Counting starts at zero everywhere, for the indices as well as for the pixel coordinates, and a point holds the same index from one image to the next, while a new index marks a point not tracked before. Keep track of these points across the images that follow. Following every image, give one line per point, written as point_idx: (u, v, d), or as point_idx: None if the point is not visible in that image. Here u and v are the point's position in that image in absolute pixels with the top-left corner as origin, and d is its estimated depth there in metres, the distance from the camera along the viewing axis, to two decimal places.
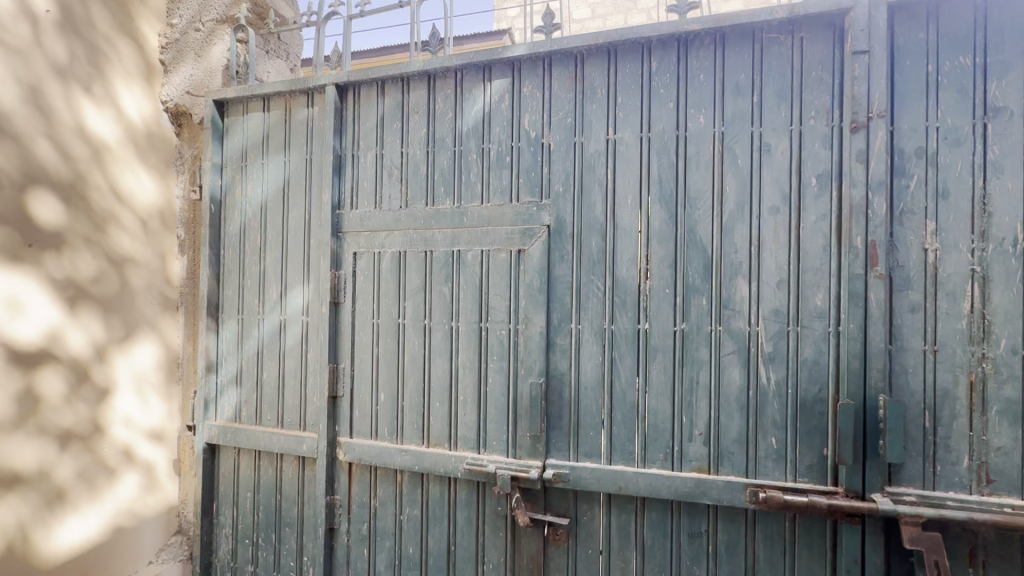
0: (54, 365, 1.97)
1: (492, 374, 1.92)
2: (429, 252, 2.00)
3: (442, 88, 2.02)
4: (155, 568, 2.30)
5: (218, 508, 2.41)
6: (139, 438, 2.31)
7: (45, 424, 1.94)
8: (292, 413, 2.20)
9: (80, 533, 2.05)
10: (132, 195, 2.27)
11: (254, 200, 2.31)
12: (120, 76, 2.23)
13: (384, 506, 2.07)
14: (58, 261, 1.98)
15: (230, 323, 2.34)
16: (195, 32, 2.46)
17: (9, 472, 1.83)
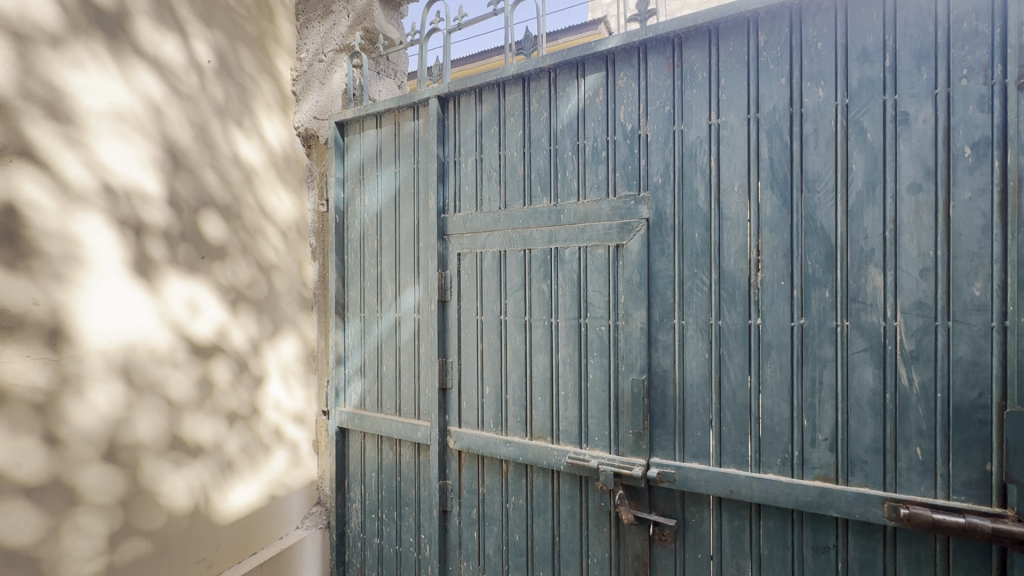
0: (222, 357, 2.37)
1: (593, 370, 1.92)
2: (528, 251, 2.06)
3: (536, 89, 2.06)
4: (300, 532, 2.67)
5: (349, 484, 2.71)
6: (286, 419, 2.68)
7: (218, 405, 2.34)
8: (408, 402, 2.40)
9: (245, 497, 2.45)
10: (275, 211, 2.64)
11: (371, 209, 2.54)
12: (263, 110, 2.60)
13: (491, 494, 2.18)
14: (222, 270, 2.37)
15: (354, 321, 2.62)
16: (319, 63, 2.75)
17: (194, 444, 2.24)
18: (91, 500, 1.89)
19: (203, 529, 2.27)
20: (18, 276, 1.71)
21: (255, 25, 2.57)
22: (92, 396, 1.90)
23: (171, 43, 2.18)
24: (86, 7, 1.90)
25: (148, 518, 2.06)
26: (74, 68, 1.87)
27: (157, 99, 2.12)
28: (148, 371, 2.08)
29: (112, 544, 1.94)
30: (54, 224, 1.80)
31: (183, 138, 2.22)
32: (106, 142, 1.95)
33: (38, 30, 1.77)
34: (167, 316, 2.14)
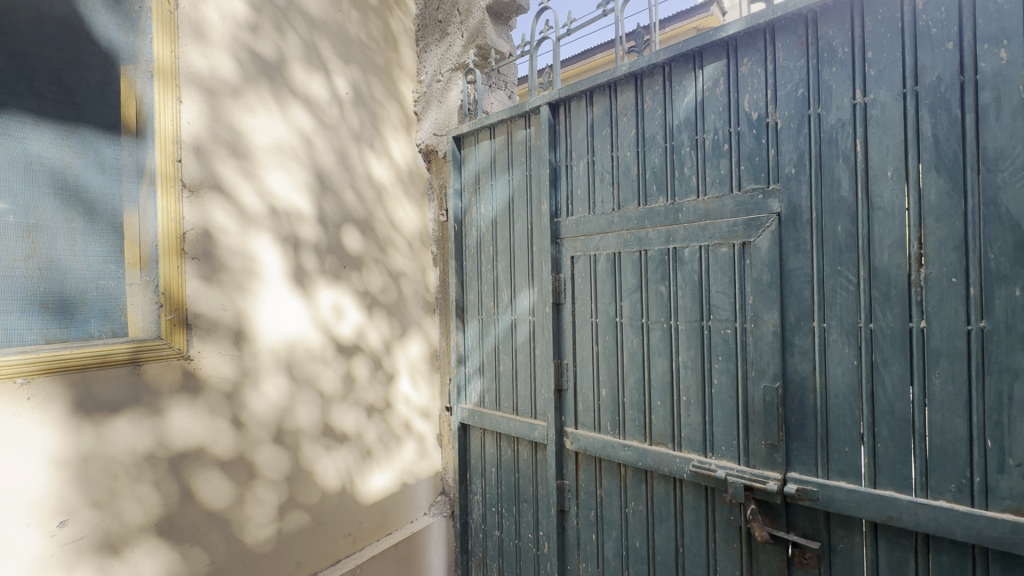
0: (361, 355, 2.66)
1: (718, 375, 1.82)
2: (644, 252, 2.02)
3: (649, 86, 2.01)
4: (428, 518, 2.89)
5: (471, 477, 2.86)
6: (414, 413, 2.92)
7: (359, 398, 2.63)
8: (525, 401, 2.47)
9: (381, 482, 2.72)
10: (402, 223, 2.89)
11: (486, 216, 2.66)
12: (391, 132, 2.86)
13: (609, 497, 2.17)
14: (360, 278, 2.66)
15: (473, 322, 2.76)
16: (437, 83, 2.94)
17: (341, 431, 2.55)
18: (266, 474, 2.24)
19: (349, 507, 2.56)
20: (212, 287, 2.09)
21: (383, 56, 2.84)
22: (265, 387, 2.25)
23: (317, 82, 2.50)
24: (255, 60, 2.26)
25: (306, 494, 2.38)
26: (248, 112, 2.23)
27: (308, 130, 2.46)
28: (305, 367, 2.40)
29: (280, 513, 2.28)
30: (236, 243, 2.17)
31: (329, 163, 2.53)
32: (271, 172, 2.30)
33: (223, 83, 2.15)
34: (318, 319, 2.46)
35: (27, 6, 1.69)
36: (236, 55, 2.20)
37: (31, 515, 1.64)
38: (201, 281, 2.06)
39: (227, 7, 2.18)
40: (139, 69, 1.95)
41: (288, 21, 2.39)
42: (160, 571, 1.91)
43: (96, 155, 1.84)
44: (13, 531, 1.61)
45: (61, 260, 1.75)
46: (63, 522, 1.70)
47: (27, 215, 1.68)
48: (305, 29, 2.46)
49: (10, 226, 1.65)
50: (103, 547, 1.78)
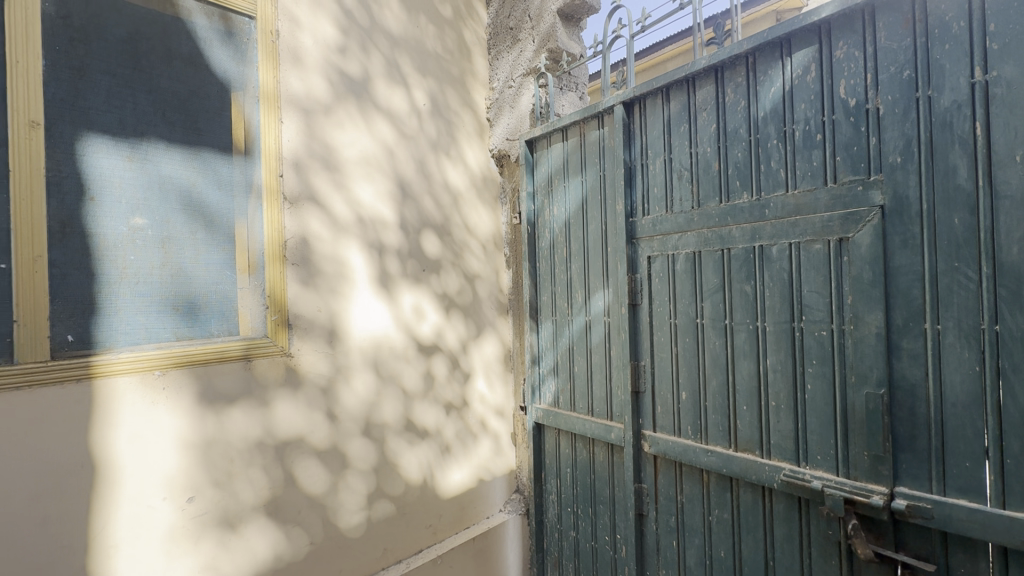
0: (440, 354, 2.77)
1: (812, 380, 1.72)
2: (727, 251, 1.94)
3: (731, 79, 1.94)
4: (503, 515, 2.96)
5: (545, 477, 2.88)
6: (489, 412, 3.00)
7: (438, 395, 2.75)
8: (600, 403, 2.46)
9: (459, 478, 2.82)
10: (477, 227, 2.98)
11: (559, 218, 2.68)
12: (465, 139, 2.97)
13: (691, 503, 2.11)
14: (438, 280, 2.78)
15: (546, 323, 2.79)
16: (509, 89, 3.00)
17: (422, 427, 2.67)
18: (357, 465, 2.40)
19: (430, 500, 2.68)
20: (309, 291, 2.28)
21: (457, 66, 2.95)
22: (355, 383, 2.41)
23: (398, 95, 2.65)
24: (344, 79, 2.44)
25: (392, 485, 2.52)
26: (338, 128, 2.41)
27: (391, 142, 2.61)
28: (389, 365, 2.55)
29: (369, 502, 2.43)
30: (329, 249, 2.35)
31: (409, 172, 2.67)
32: (359, 183, 2.47)
33: (317, 103, 2.34)
34: (400, 319, 2.60)
35: (159, 47, 1.95)
36: (328, 77, 2.39)
37: (165, 490, 1.87)
38: (300, 285, 2.26)
39: (320, 33, 2.37)
40: (248, 95, 2.17)
41: (373, 41, 2.55)
42: (268, 547, 2.11)
43: (213, 173, 2.07)
44: (152, 504, 1.84)
45: (187, 267, 1.99)
46: (190, 499, 1.93)
47: (161, 228, 1.93)
48: (387, 47, 2.61)
49: (148, 239, 1.89)
50: (222, 523, 2.00)
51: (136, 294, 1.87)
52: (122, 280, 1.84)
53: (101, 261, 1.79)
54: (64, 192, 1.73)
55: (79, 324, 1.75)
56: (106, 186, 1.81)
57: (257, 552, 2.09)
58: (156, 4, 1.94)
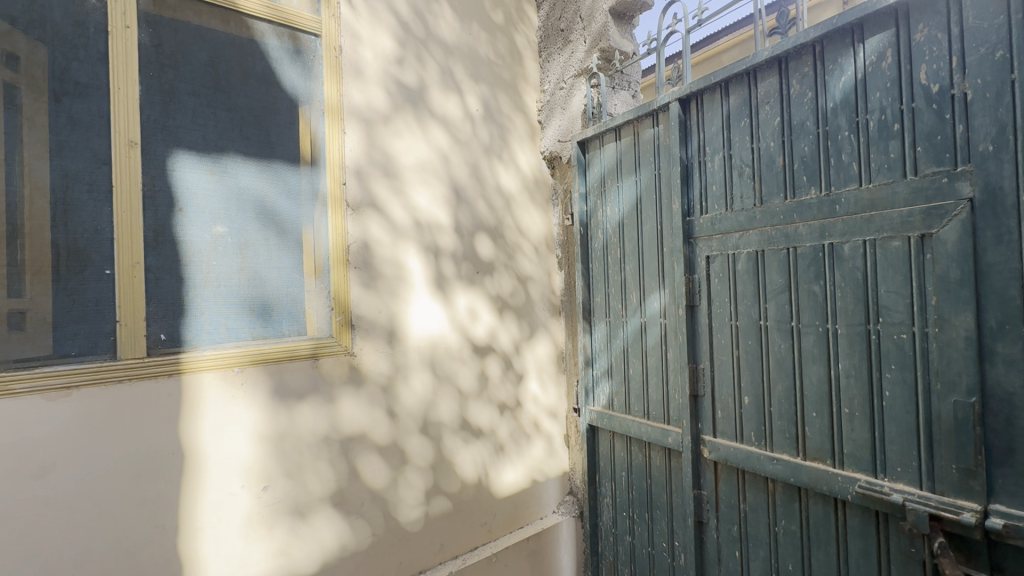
0: (493, 355, 2.81)
1: (890, 386, 1.61)
2: (793, 250, 1.86)
3: (797, 69, 1.85)
4: (557, 516, 2.96)
5: (599, 480, 2.85)
6: (542, 413, 3.01)
7: (492, 395, 2.79)
8: (657, 406, 2.41)
9: (513, 477, 2.85)
10: (529, 229, 3.01)
11: (613, 219, 2.65)
12: (517, 142, 3.00)
13: (755, 512, 2.03)
14: (492, 282, 2.83)
15: (600, 325, 2.76)
16: (560, 90, 3.00)
17: (477, 426, 2.72)
18: (415, 461, 2.48)
19: (485, 498, 2.73)
20: (370, 293, 2.39)
21: (509, 70, 2.99)
22: (413, 382, 2.50)
23: (452, 102, 2.72)
24: (402, 89, 2.54)
25: (448, 482, 2.59)
26: (396, 137, 2.50)
27: (446, 148, 2.68)
28: (445, 365, 2.62)
29: (427, 497, 2.51)
30: (389, 253, 2.45)
31: (463, 177, 2.74)
32: (416, 188, 2.56)
33: (376, 113, 2.44)
34: (455, 321, 2.66)
35: (237, 68, 2.11)
36: (386, 87, 2.49)
37: (244, 479, 2.02)
38: (362, 288, 2.36)
39: (379, 46, 2.47)
40: (314, 108, 2.30)
41: (428, 51, 2.64)
42: (334, 537, 2.23)
43: (283, 183, 2.21)
44: (233, 491, 1.99)
45: (262, 272, 2.13)
46: (266, 487, 2.06)
47: (239, 236, 2.08)
48: (441, 56, 2.69)
49: (228, 245, 2.05)
50: (294, 512, 2.13)
51: (218, 297, 2.02)
52: (206, 284, 2.00)
53: (188, 267, 1.96)
54: (157, 205, 1.91)
55: (170, 324, 1.92)
56: (192, 198, 1.98)
57: (324, 540, 2.20)
58: (234, 28, 2.10)
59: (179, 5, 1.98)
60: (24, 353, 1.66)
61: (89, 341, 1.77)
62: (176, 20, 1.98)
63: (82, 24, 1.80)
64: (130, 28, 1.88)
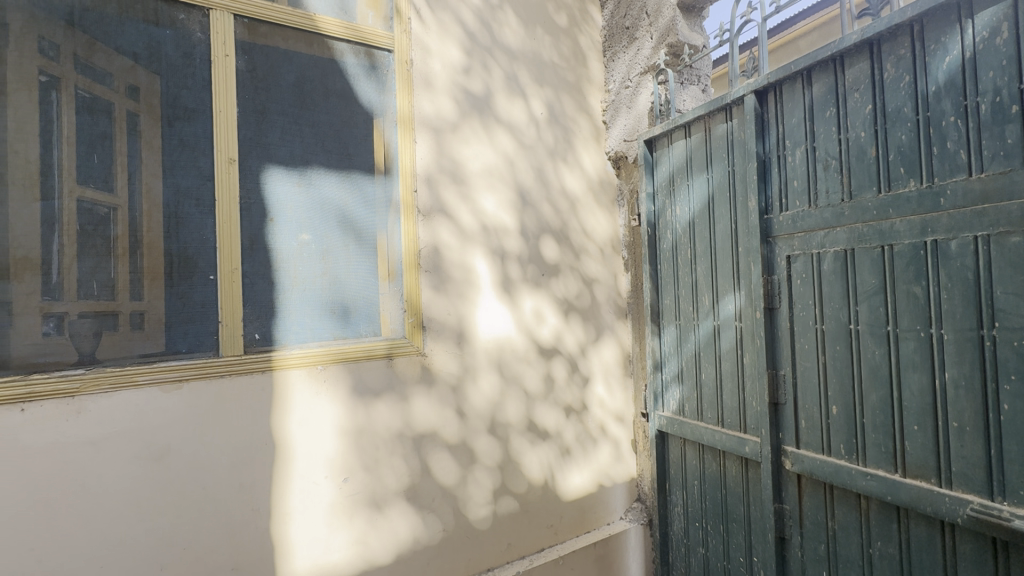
0: (559, 357, 2.81)
1: (1009, 398, 1.45)
2: (888, 248, 1.71)
3: (891, 52, 1.71)
4: (624, 523, 2.91)
5: (669, 488, 2.76)
6: (609, 417, 2.97)
7: (558, 398, 2.79)
8: (732, 413, 2.31)
9: (580, 481, 2.83)
10: (594, 231, 2.98)
11: (683, 219, 2.57)
12: (582, 144, 2.98)
13: (845, 531, 1.88)
14: (557, 285, 2.83)
15: (670, 327, 2.68)
16: (625, 89, 2.95)
17: (543, 428, 2.73)
18: (483, 461, 2.53)
19: (551, 501, 2.73)
20: (440, 296, 2.47)
21: (573, 72, 2.98)
22: (481, 383, 2.55)
23: (517, 107, 2.76)
24: (468, 97, 2.61)
25: (516, 483, 2.62)
26: (464, 144, 2.58)
27: (511, 152, 2.72)
28: (512, 366, 2.65)
29: (495, 497, 2.55)
30: (458, 257, 2.53)
31: (528, 180, 2.77)
32: (483, 194, 2.62)
33: (445, 122, 2.53)
34: (522, 323, 2.69)
35: (320, 86, 2.26)
36: (454, 96, 2.57)
37: (327, 470, 2.16)
38: (432, 290, 2.45)
39: (447, 57, 2.56)
40: (388, 120, 2.41)
41: (493, 58, 2.69)
42: (408, 530, 2.32)
43: (360, 192, 2.33)
44: (317, 480, 2.13)
45: (342, 276, 2.26)
46: (346, 479, 2.19)
47: (322, 243, 2.23)
48: (506, 62, 2.74)
49: (312, 252, 2.20)
50: (371, 503, 2.24)
51: (304, 299, 2.18)
52: (294, 287, 2.16)
53: (278, 272, 2.13)
54: (252, 216, 2.09)
55: (263, 325, 2.10)
56: (282, 209, 2.15)
57: (399, 532, 2.30)
58: (316, 50, 2.26)
59: (270, 32, 2.16)
60: (144, 349, 1.88)
61: (196, 340, 1.97)
62: (267, 46, 2.16)
63: (190, 55, 2.01)
64: (229, 56, 2.07)
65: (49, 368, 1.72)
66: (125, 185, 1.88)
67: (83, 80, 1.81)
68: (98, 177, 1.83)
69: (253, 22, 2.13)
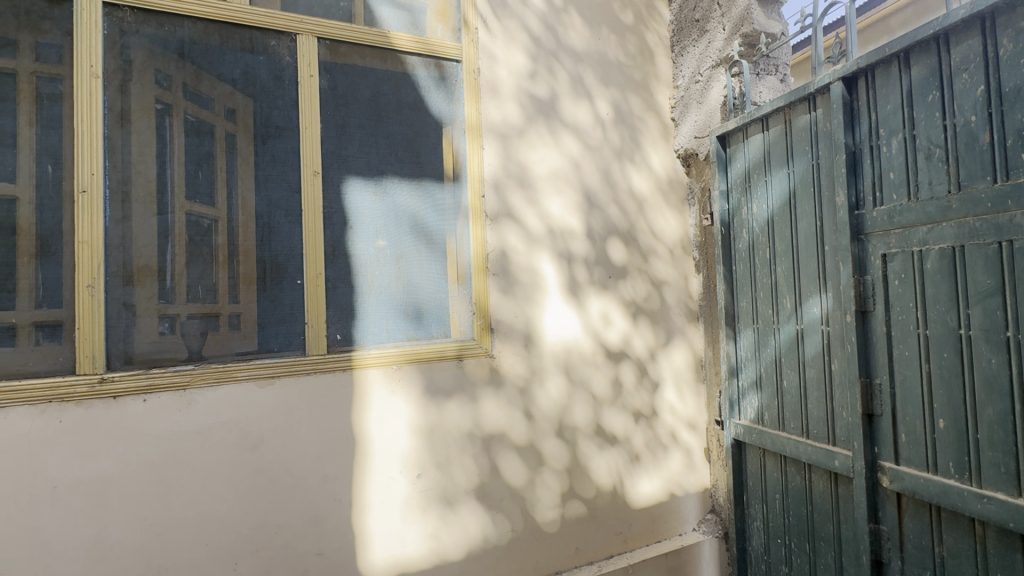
0: (627, 361, 2.76)
1: None
2: (1008, 245, 1.54)
3: (1009, 26, 1.54)
4: (698, 535, 2.79)
5: (747, 501, 2.62)
6: (680, 424, 2.86)
7: (626, 403, 2.73)
8: (819, 424, 2.15)
9: (650, 489, 2.76)
10: (663, 231, 2.90)
11: (761, 217, 2.43)
12: (649, 143, 2.91)
13: (956, 559, 1.70)
14: (625, 287, 2.78)
15: (747, 331, 2.55)
16: (696, 84, 2.85)
17: (612, 433, 2.69)
18: (551, 463, 2.53)
19: (620, 508, 2.68)
20: (508, 298, 2.51)
21: (640, 70, 2.92)
22: (549, 385, 2.56)
23: (583, 108, 2.74)
24: (534, 101, 2.63)
25: (584, 487, 2.60)
26: (530, 148, 2.60)
27: (577, 154, 2.71)
28: (579, 370, 2.64)
29: (563, 500, 2.55)
30: (525, 260, 2.55)
31: (594, 182, 2.74)
32: (549, 197, 2.63)
33: (511, 127, 2.57)
34: (589, 326, 2.67)
35: (394, 100, 2.38)
36: (520, 102, 2.60)
37: (402, 466, 2.25)
38: (500, 293, 2.50)
39: (513, 63, 2.60)
40: (456, 128, 2.49)
41: (559, 61, 2.70)
42: (478, 527, 2.37)
43: (432, 199, 2.42)
44: (393, 476, 2.23)
45: (415, 280, 2.36)
46: (419, 475, 2.28)
47: (396, 248, 2.33)
48: (572, 65, 2.73)
49: (388, 257, 2.31)
50: (443, 500, 2.31)
51: (380, 302, 2.29)
52: (371, 291, 2.28)
53: (357, 277, 2.26)
54: (335, 224, 2.23)
55: (344, 326, 2.23)
56: (360, 217, 2.28)
57: (469, 530, 2.36)
58: (390, 65, 2.38)
59: (349, 52, 2.31)
60: (242, 347, 2.06)
61: (286, 339, 2.13)
62: (347, 64, 2.30)
63: (280, 78, 2.18)
64: (313, 77, 2.23)
65: (166, 364, 1.94)
66: (225, 198, 2.07)
67: (192, 107, 2.02)
68: (204, 193, 2.03)
69: (334, 43, 2.28)
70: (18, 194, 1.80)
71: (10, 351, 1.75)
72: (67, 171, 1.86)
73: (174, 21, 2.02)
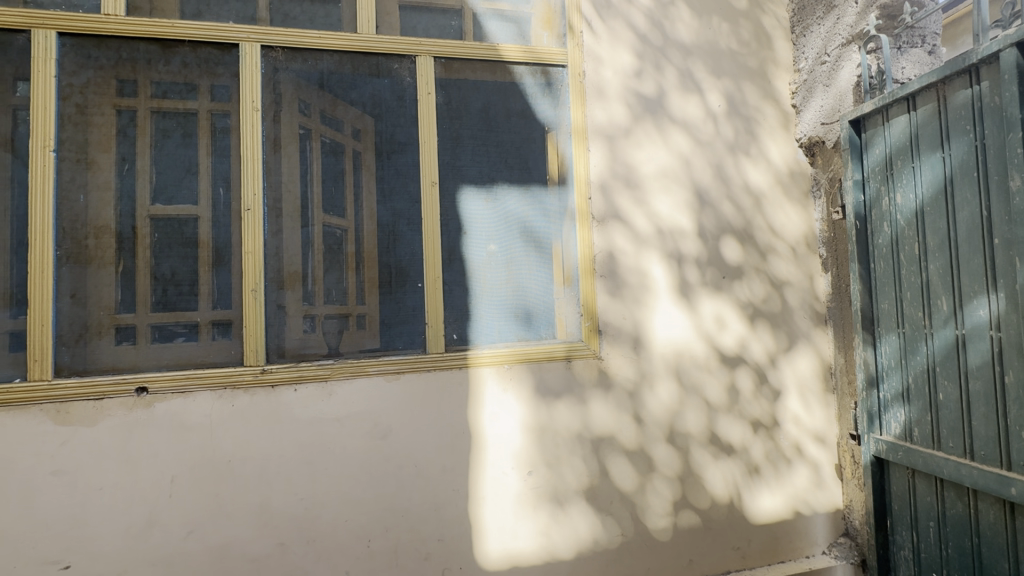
0: (744, 367, 2.60)
1: None
2: None
3: None
4: (828, 559, 2.54)
5: (893, 526, 2.34)
6: (806, 437, 2.63)
7: (744, 411, 2.58)
8: (988, 445, 1.88)
9: (771, 505, 2.57)
10: (784, 227, 2.69)
11: (906, 208, 2.17)
12: (767, 134, 2.72)
13: None
14: (741, 288, 2.62)
15: (890, 337, 2.26)
16: (822, 65, 2.61)
17: (728, 443, 2.55)
18: (662, 470, 2.47)
19: (738, 522, 2.53)
20: (616, 300, 2.49)
21: (755, 57, 2.74)
22: (659, 390, 2.49)
23: (693, 103, 2.64)
24: (641, 100, 2.59)
25: (698, 497, 2.49)
26: (636, 147, 2.56)
27: (686, 151, 2.61)
28: (691, 374, 2.53)
29: (675, 509, 2.47)
30: (632, 262, 2.52)
31: (706, 179, 2.63)
32: (657, 196, 2.57)
33: (618, 128, 2.55)
34: (701, 329, 2.56)
35: (503, 109, 2.48)
36: (627, 101, 2.57)
37: (513, 462, 2.33)
38: (608, 295, 2.48)
39: (618, 64, 2.58)
40: (562, 132, 2.53)
41: (666, 57, 2.63)
42: (588, 529, 2.38)
43: (539, 204, 2.48)
44: (506, 471, 2.32)
45: (524, 283, 2.43)
46: (530, 472, 2.34)
47: (507, 253, 2.42)
48: (680, 59, 2.65)
49: (499, 261, 2.41)
50: (553, 499, 2.35)
51: (492, 305, 2.39)
52: (484, 293, 2.39)
53: (472, 280, 2.38)
54: (450, 231, 2.38)
55: (460, 326, 2.36)
56: (473, 223, 2.40)
57: (579, 530, 2.37)
58: (500, 76, 2.48)
59: (462, 67, 2.45)
60: (371, 344, 2.27)
61: (409, 339, 2.31)
62: (460, 79, 2.44)
63: (402, 98, 2.37)
64: (430, 94, 2.40)
65: (311, 358, 2.21)
66: (356, 211, 2.30)
67: (329, 131, 2.28)
68: (339, 206, 2.28)
69: (449, 60, 2.43)
70: (200, 214, 2.15)
71: (195, 345, 2.10)
72: (235, 193, 2.18)
73: (315, 55, 2.29)
